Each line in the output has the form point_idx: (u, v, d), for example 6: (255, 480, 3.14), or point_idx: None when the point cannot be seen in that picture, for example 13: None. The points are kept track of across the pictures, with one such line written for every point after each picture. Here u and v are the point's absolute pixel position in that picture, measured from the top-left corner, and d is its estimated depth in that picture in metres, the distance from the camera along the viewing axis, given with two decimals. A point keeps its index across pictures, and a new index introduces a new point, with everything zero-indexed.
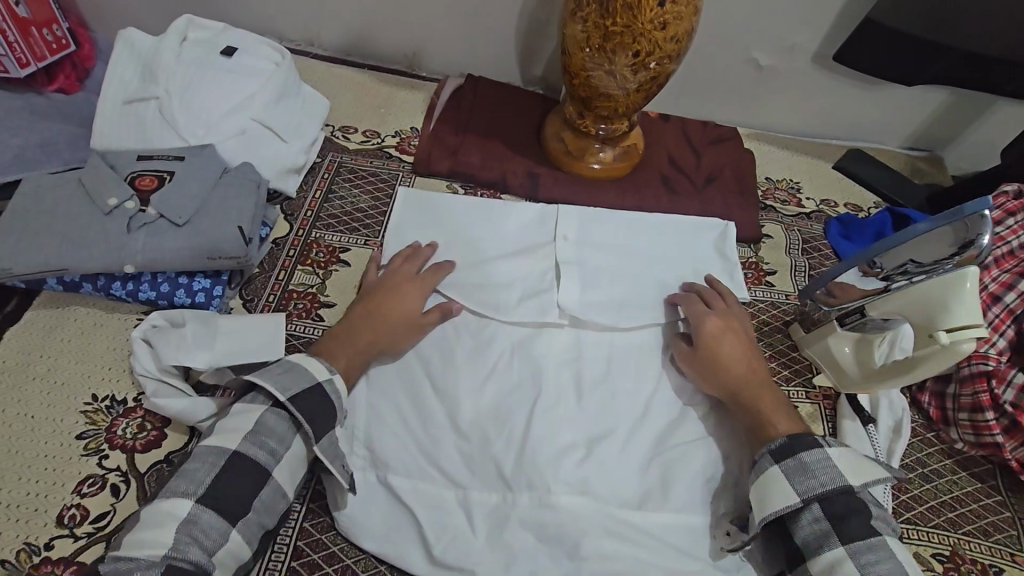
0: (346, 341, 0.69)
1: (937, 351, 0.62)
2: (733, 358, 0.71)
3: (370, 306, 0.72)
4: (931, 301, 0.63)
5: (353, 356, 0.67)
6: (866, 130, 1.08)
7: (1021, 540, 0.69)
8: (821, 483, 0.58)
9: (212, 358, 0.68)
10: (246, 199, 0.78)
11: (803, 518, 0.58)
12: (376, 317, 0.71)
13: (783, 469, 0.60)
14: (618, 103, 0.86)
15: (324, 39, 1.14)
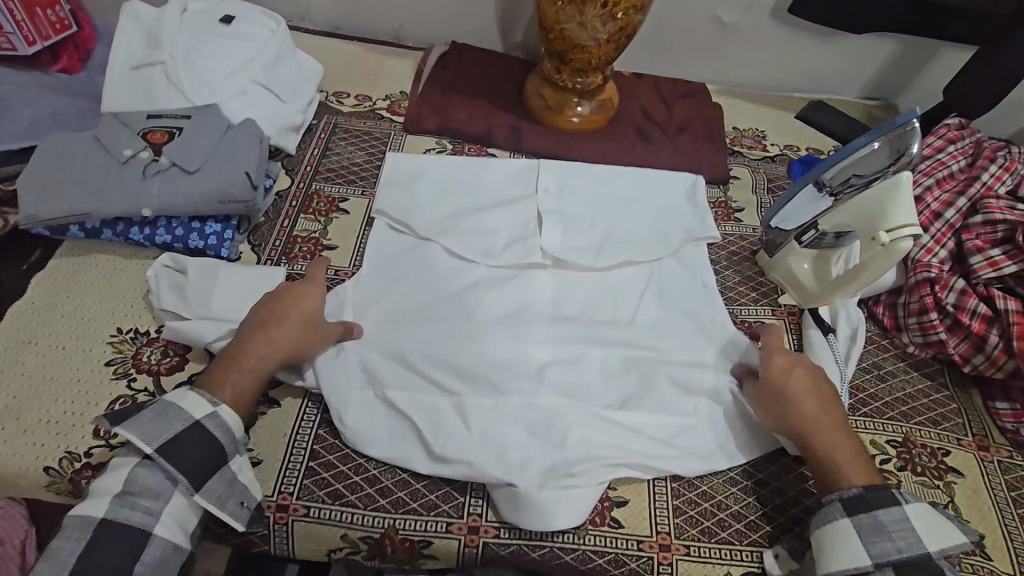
0: (233, 364, 0.65)
1: (881, 253, 0.70)
2: (805, 394, 0.66)
3: (263, 317, 0.67)
4: (875, 208, 0.72)
5: (239, 384, 0.64)
6: (824, 82, 1.16)
7: (969, 426, 0.75)
8: (897, 547, 0.58)
9: (207, 311, 0.73)
10: (251, 150, 0.84)
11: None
12: (269, 327, 0.66)
13: (855, 524, 0.59)
14: (591, 54, 0.94)
15: (314, 14, 1.20)
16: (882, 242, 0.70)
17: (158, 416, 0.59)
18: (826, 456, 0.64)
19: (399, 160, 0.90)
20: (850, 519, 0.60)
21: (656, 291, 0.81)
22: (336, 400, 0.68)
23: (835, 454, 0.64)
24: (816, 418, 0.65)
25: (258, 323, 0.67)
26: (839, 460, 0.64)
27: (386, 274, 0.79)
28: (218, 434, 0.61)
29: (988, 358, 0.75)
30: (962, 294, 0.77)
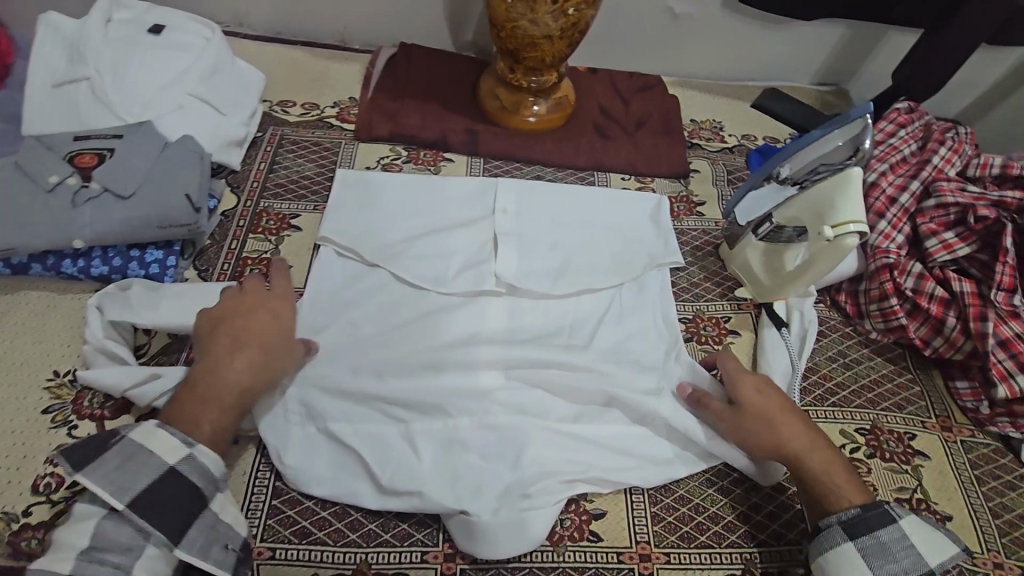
0: (215, 394, 0.60)
1: (828, 245, 0.70)
2: (781, 420, 0.66)
3: (230, 341, 0.63)
4: (822, 201, 0.71)
5: (222, 416, 0.60)
6: (777, 70, 1.17)
7: (932, 409, 0.77)
8: (902, 568, 0.57)
9: (154, 319, 0.69)
10: (191, 170, 0.79)
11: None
12: (236, 351, 0.63)
13: (857, 545, 0.58)
14: (544, 52, 0.92)
15: (254, 18, 1.15)
16: (828, 237, 0.69)
17: (145, 448, 0.55)
18: (814, 481, 0.64)
19: (349, 181, 0.90)
20: (854, 542, 0.59)
21: (619, 307, 0.81)
22: (274, 440, 0.65)
23: (824, 477, 0.64)
24: (797, 445, 0.65)
25: (226, 348, 0.63)
26: (830, 482, 0.63)
27: (328, 308, 0.77)
28: (195, 477, 0.56)
29: (947, 340, 0.76)
30: (919, 278, 0.78)
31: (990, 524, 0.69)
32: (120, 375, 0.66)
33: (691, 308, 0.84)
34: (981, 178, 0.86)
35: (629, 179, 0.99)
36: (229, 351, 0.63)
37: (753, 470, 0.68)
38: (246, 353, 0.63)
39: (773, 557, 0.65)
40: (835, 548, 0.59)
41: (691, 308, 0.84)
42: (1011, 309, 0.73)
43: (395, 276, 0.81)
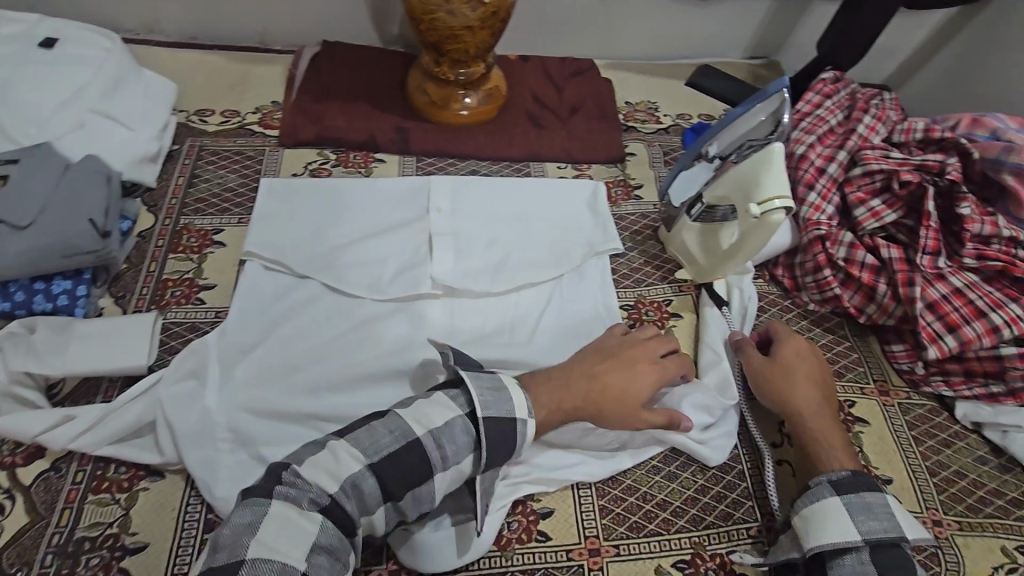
0: (557, 392, 0.64)
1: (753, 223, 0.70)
2: (804, 379, 0.69)
3: (551, 377, 0.65)
4: (746, 179, 0.71)
5: (544, 421, 0.63)
6: (709, 46, 1.16)
7: (870, 375, 0.78)
8: (883, 527, 0.58)
9: (64, 365, 0.66)
10: (96, 192, 0.75)
11: (844, 558, 0.57)
12: (597, 386, 0.65)
13: (843, 501, 0.59)
14: (467, 43, 0.89)
15: (164, 24, 1.08)
16: (754, 215, 0.69)
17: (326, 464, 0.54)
18: (816, 442, 0.65)
19: (274, 190, 0.86)
20: (840, 497, 0.59)
21: (559, 301, 0.80)
22: (202, 472, 0.62)
23: (828, 440, 0.65)
24: (811, 402, 0.68)
25: (588, 375, 0.66)
26: (832, 446, 0.65)
27: (258, 325, 0.73)
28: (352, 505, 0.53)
29: (879, 306, 0.77)
30: (851, 247, 0.79)
31: (927, 482, 0.70)
32: (28, 422, 0.62)
33: (632, 295, 0.84)
34: (907, 143, 0.87)
35: (565, 168, 0.98)
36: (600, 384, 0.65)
37: (700, 452, 0.69)
38: (621, 383, 0.66)
39: (721, 539, 0.65)
40: (823, 501, 0.59)
41: (632, 294, 0.84)
42: (937, 271, 0.75)
43: (326, 287, 0.77)
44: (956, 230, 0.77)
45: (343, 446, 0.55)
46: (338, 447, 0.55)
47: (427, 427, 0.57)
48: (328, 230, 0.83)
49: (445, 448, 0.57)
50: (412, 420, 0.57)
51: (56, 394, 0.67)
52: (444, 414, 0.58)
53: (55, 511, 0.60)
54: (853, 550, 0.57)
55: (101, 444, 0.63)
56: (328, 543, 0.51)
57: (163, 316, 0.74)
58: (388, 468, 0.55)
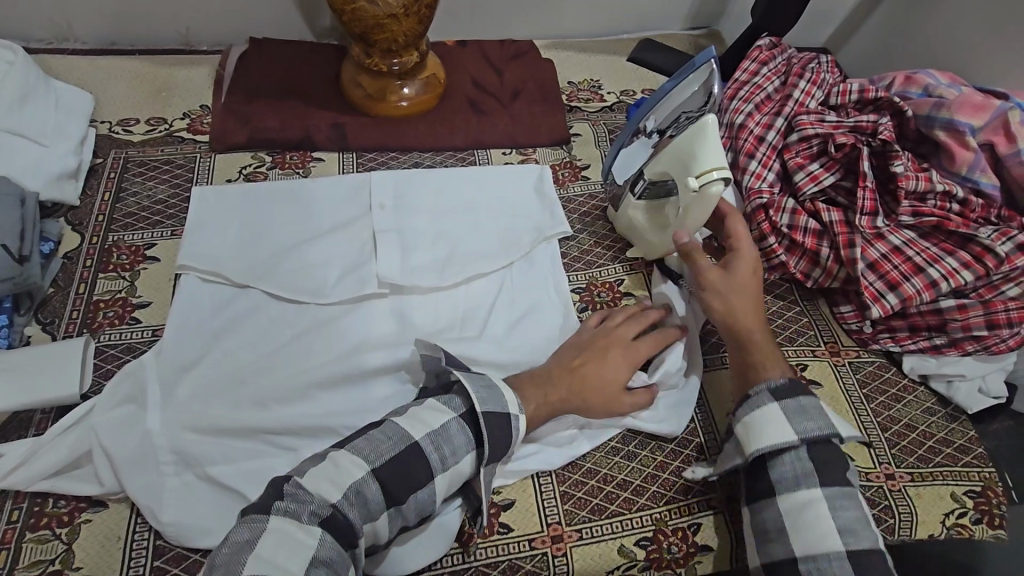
0: (539, 387, 0.66)
1: (692, 196, 0.69)
2: (751, 283, 0.69)
3: (532, 378, 0.67)
4: (685, 152, 0.70)
5: (539, 407, 0.65)
6: (648, 20, 1.15)
7: (821, 337, 0.79)
8: (818, 425, 0.59)
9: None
10: (8, 216, 0.71)
11: (782, 457, 0.59)
12: (578, 376, 0.67)
13: (781, 407, 0.60)
14: (395, 32, 0.86)
15: (79, 31, 1.03)
16: (693, 188, 0.69)
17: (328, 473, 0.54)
18: (752, 355, 0.66)
19: (206, 199, 0.82)
20: (778, 406, 0.60)
21: (509, 290, 0.79)
22: (147, 497, 0.60)
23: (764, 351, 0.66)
24: (750, 309, 0.68)
25: (568, 368, 0.67)
26: (771, 354, 0.66)
27: (197, 342, 0.70)
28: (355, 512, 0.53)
29: (824, 270, 0.78)
30: (793, 214, 0.79)
31: (880, 438, 0.71)
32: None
33: (583, 277, 0.83)
34: (843, 105, 0.87)
35: (510, 153, 0.96)
36: (575, 366, 0.67)
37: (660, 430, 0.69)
38: (601, 372, 0.67)
39: (683, 513, 0.66)
40: (763, 411, 0.61)
41: (583, 276, 0.84)
42: (876, 231, 0.76)
43: (268, 295, 0.75)
44: (893, 189, 0.79)
45: (351, 456, 0.55)
46: (339, 456, 0.55)
47: (425, 429, 0.58)
48: (266, 237, 0.80)
49: (442, 449, 0.58)
50: (409, 424, 0.58)
51: None
52: (438, 416, 0.59)
53: None
54: (790, 448, 0.59)
55: (36, 479, 0.60)
56: (328, 556, 0.50)
57: (96, 339, 0.70)
58: (391, 471, 0.55)
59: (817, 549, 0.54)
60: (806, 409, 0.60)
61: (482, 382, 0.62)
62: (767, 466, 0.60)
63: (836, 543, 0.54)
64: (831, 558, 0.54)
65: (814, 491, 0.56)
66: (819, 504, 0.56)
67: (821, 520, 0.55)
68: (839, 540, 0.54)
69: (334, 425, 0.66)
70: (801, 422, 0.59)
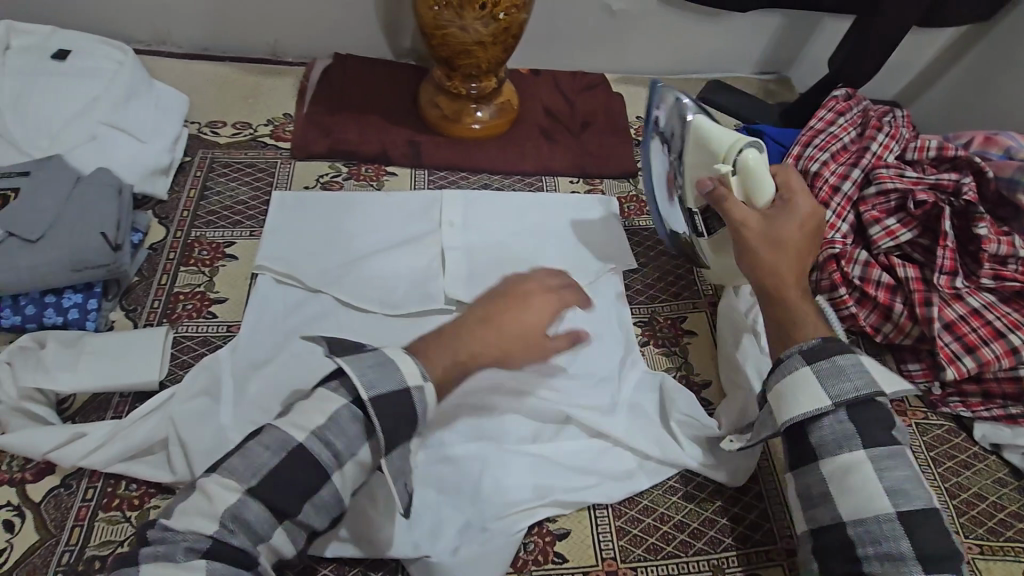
0: (444, 339, 0.61)
1: (732, 176, 0.70)
2: (796, 233, 0.66)
3: (441, 333, 0.61)
4: (706, 163, 0.73)
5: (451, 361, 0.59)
6: (720, 62, 1.17)
7: (886, 394, 0.77)
8: (854, 385, 0.55)
9: (75, 381, 0.65)
10: (108, 206, 0.74)
11: (822, 421, 0.56)
12: (493, 324, 0.62)
13: (815, 370, 0.56)
14: (479, 58, 0.88)
15: (177, 35, 1.08)
16: (729, 167, 0.70)
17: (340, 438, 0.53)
18: (791, 306, 0.62)
19: (285, 205, 0.86)
20: (812, 369, 0.57)
21: (573, 316, 0.79)
22: None
23: (801, 305, 0.63)
24: (790, 260, 0.64)
25: (483, 318, 0.63)
26: (799, 319, 0.62)
27: (269, 341, 0.72)
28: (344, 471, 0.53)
29: (896, 326, 0.77)
30: (866, 267, 0.79)
31: (947, 505, 0.69)
32: (39, 438, 0.61)
33: (646, 311, 0.84)
34: (920, 161, 0.87)
35: (577, 182, 0.97)
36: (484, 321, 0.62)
37: (723, 475, 0.68)
38: (518, 317, 0.64)
39: (740, 561, 0.64)
40: (791, 372, 0.57)
41: (646, 310, 0.84)
42: (953, 291, 0.76)
43: (338, 302, 0.77)
44: (973, 250, 0.77)
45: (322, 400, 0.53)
46: (322, 426, 0.52)
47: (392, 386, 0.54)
48: (340, 246, 0.82)
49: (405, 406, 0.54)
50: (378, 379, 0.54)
51: (65, 410, 0.66)
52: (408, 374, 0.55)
53: (66, 528, 0.59)
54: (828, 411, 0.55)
55: (113, 461, 0.62)
56: None
57: (175, 330, 0.73)
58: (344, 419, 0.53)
59: (864, 513, 0.51)
60: (842, 370, 0.56)
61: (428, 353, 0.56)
62: (803, 430, 0.57)
63: (884, 504, 0.51)
64: (880, 523, 0.51)
65: (858, 453, 0.53)
66: (864, 467, 0.52)
67: (867, 482, 0.52)
68: (886, 501, 0.51)
69: None
70: (836, 385, 0.55)
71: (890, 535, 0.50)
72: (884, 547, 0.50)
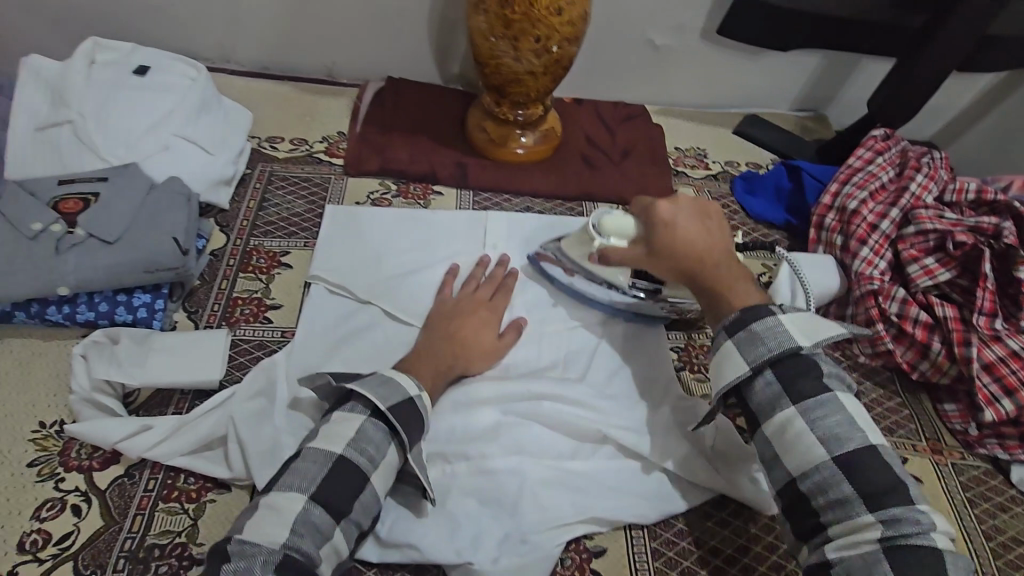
0: (427, 361, 0.70)
1: (605, 243, 0.79)
2: (689, 236, 0.71)
3: (419, 356, 0.70)
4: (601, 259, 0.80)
5: (436, 376, 0.69)
6: (758, 98, 1.20)
7: (921, 432, 0.78)
8: (768, 349, 0.62)
9: (143, 376, 0.69)
10: (179, 213, 0.79)
11: (754, 383, 0.63)
12: (454, 341, 0.73)
13: (734, 343, 0.64)
14: (529, 87, 0.93)
15: (239, 53, 1.12)
16: (600, 238, 0.79)
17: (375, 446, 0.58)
18: (719, 286, 0.69)
19: (338, 219, 0.90)
20: (731, 339, 0.64)
21: (611, 338, 0.82)
22: None
23: (727, 281, 0.69)
24: (706, 244, 0.71)
25: (446, 337, 0.73)
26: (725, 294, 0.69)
27: (321, 349, 0.76)
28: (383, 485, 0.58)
29: (933, 364, 0.78)
30: (903, 304, 0.80)
31: (983, 546, 0.69)
32: (109, 429, 0.65)
33: (682, 336, 0.86)
34: (958, 202, 0.88)
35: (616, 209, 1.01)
36: (449, 342, 0.72)
37: (759, 502, 0.69)
38: (475, 336, 0.74)
39: None
40: (719, 351, 0.65)
41: (683, 336, 0.86)
42: (994, 332, 0.76)
43: (386, 313, 0.80)
44: (1013, 293, 0.79)
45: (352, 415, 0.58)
46: (354, 438, 0.57)
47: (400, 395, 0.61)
48: (390, 260, 0.86)
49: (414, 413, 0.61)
50: (390, 389, 0.61)
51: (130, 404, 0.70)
52: (403, 385, 0.62)
53: (128, 516, 0.62)
54: (756, 373, 0.62)
55: (175, 453, 0.65)
56: None
57: (234, 332, 0.77)
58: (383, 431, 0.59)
59: (809, 465, 0.57)
60: (757, 336, 0.63)
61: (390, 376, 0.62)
62: (748, 396, 0.64)
63: (821, 452, 0.57)
64: (822, 471, 0.56)
65: (788, 409, 0.59)
66: (797, 421, 0.59)
67: (803, 435, 0.58)
68: (822, 448, 0.57)
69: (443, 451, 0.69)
70: (753, 351, 0.62)
71: (833, 482, 0.56)
72: (832, 495, 0.55)
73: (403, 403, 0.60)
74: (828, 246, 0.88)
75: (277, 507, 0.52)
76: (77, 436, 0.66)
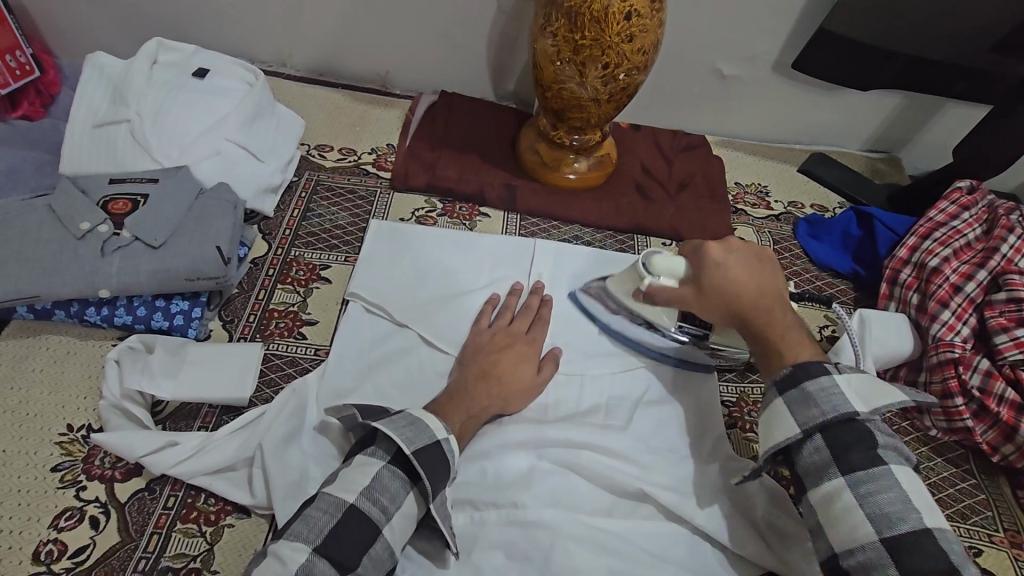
0: (459, 401, 0.66)
1: (653, 284, 0.71)
2: (741, 274, 0.66)
3: (451, 397, 0.66)
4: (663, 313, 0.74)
5: (467, 419, 0.65)
6: (827, 135, 1.13)
7: (998, 520, 0.70)
8: (822, 412, 0.55)
9: (174, 387, 0.68)
10: (223, 220, 0.78)
11: (806, 448, 0.56)
12: (489, 379, 0.69)
13: (786, 401, 0.57)
14: (590, 114, 0.89)
15: (297, 59, 1.12)
16: (647, 276, 0.71)
17: (389, 494, 0.55)
18: (774, 332, 0.63)
19: (382, 234, 0.87)
20: (783, 396, 0.58)
21: (658, 386, 0.76)
22: None
23: (783, 328, 0.63)
24: (752, 291, 0.65)
25: (481, 374, 0.69)
26: (777, 342, 0.63)
27: (354, 371, 0.72)
28: (398, 539, 0.54)
29: (1018, 448, 0.71)
30: (987, 377, 0.73)
31: None
32: (134, 442, 0.63)
33: (734, 390, 0.81)
34: None
35: (670, 245, 0.96)
36: (480, 375, 0.69)
37: None
38: (513, 373, 0.70)
39: None
40: (768, 408, 0.59)
41: (734, 390, 0.81)
42: None
43: (422, 339, 0.76)
44: None
45: (370, 459, 0.56)
46: (368, 484, 0.54)
47: (427, 440, 0.57)
48: (430, 282, 0.82)
49: (436, 461, 0.57)
50: (415, 431, 0.57)
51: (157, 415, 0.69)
52: (428, 428, 0.58)
53: (144, 534, 0.60)
54: (807, 438, 0.56)
55: (196, 473, 0.63)
56: None
57: (266, 347, 0.75)
58: (399, 477, 0.56)
59: (852, 542, 0.50)
60: (811, 397, 0.56)
61: (410, 419, 0.59)
62: (792, 457, 0.57)
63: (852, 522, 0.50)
64: None
65: (836, 480, 0.53)
66: (844, 493, 0.52)
67: (849, 509, 0.51)
68: None
69: (475, 498, 0.64)
70: (804, 412, 0.56)
71: None
72: None
73: (430, 448, 0.57)
74: (901, 303, 0.83)
75: (284, 559, 0.49)
76: (101, 445, 0.64)
